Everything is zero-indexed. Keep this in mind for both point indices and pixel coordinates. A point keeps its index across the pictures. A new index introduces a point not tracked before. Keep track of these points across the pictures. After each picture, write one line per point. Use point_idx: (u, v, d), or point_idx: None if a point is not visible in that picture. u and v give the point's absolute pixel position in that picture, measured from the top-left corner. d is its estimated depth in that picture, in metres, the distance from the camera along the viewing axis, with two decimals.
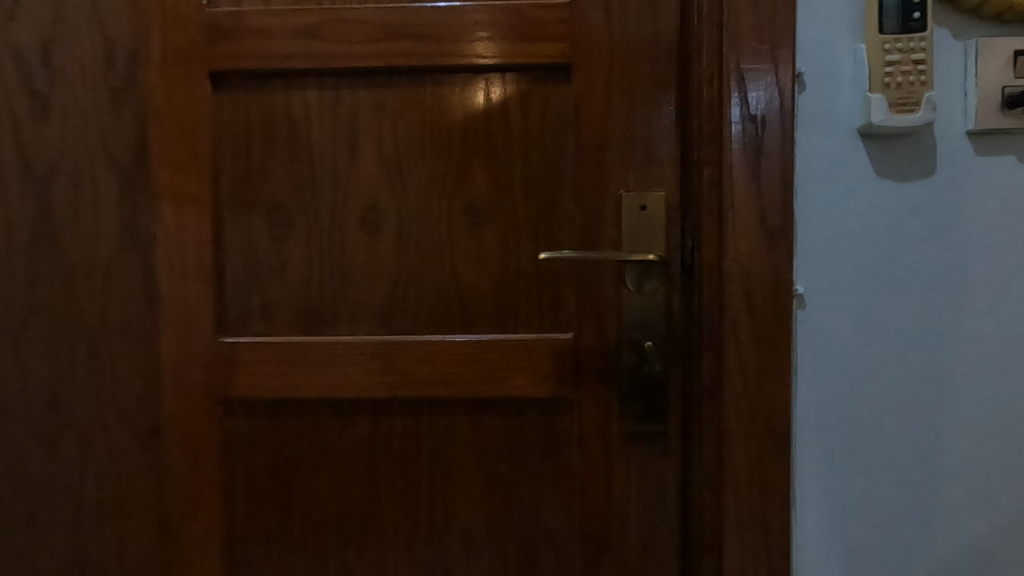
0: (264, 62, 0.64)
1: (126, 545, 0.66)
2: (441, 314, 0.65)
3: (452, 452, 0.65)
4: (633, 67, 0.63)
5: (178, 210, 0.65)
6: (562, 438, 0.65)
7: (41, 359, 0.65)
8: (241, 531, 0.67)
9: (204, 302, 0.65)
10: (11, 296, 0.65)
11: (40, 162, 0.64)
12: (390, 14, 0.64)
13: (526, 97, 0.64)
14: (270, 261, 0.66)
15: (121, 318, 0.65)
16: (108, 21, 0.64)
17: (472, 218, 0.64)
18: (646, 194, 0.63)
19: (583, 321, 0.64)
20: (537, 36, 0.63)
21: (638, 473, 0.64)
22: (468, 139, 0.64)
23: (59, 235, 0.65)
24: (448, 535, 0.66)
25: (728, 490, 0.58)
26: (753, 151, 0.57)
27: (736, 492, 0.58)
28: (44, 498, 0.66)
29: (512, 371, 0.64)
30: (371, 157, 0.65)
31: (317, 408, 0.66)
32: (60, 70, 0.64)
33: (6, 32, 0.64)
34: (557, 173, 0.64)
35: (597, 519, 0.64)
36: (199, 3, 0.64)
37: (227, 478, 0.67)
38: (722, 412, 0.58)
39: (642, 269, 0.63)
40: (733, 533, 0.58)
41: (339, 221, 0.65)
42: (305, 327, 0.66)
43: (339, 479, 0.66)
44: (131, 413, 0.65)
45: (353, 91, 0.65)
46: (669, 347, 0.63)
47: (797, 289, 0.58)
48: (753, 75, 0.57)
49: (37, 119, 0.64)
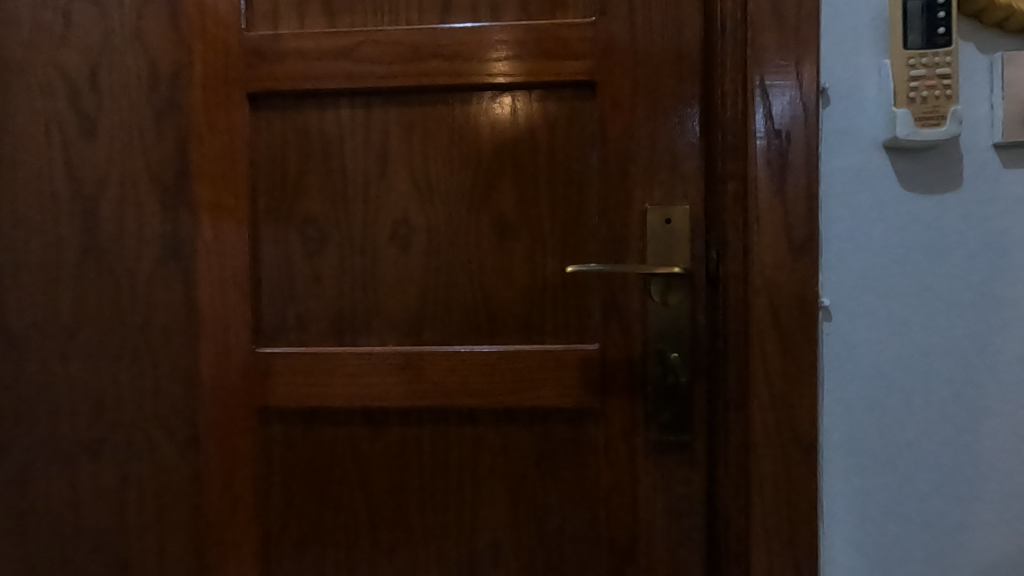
0: (299, 82, 0.67)
1: (166, 548, 0.68)
2: (469, 326, 0.66)
3: (480, 462, 0.67)
4: (657, 83, 0.64)
5: (217, 225, 0.67)
6: (588, 447, 0.66)
7: (87, 368, 0.68)
8: (276, 534, 0.69)
9: (242, 314, 0.68)
10: (59, 308, 0.68)
11: (88, 180, 0.68)
12: (420, 36, 0.66)
13: (551, 114, 0.66)
14: (304, 274, 0.68)
15: (163, 330, 0.68)
16: (152, 45, 0.67)
17: (499, 232, 0.66)
18: (670, 207, 0.64)
19: (609, 333, 0.65)
20: (562, 54, 0.65)
21: (664, 483, 0.65)
22: (495, 155, 0.66)
23: (106, 250, 0.68)
24: (476, 543, 0.67)
25: (755, 501, 0.59)
26: (778, 165, 0.58)
27: (763, 503, 0.59)
28: (89, 502, 0.68)
29: (540, 381, 0.65)
30: (402, 173, 0.67)
31: (348, 417, 0.68)
32: (107, 92, 0.67)
33: (57, 57, 0.67)
34: (582, 188, 0.65)
35: (624, 529, 0.65)
36: (239, 28, 0.67)
37: (264, 483, 0.69)
38: (748, 424, 0.59)
39: (667, 281, 0.64)
40: (761, 544, 0.59)
41: (370, 235, 0.67)
42: (337, 338, 0.68)
43: (370, 485, 0.68)
44: (172, 421, 0.68)
45: (384, 110, 0.67)
46: (694, 359, 0.64)
47: (823, 301, 0.58)
48: (778, 90, 0.57)
49: (86, 139, 0.67)
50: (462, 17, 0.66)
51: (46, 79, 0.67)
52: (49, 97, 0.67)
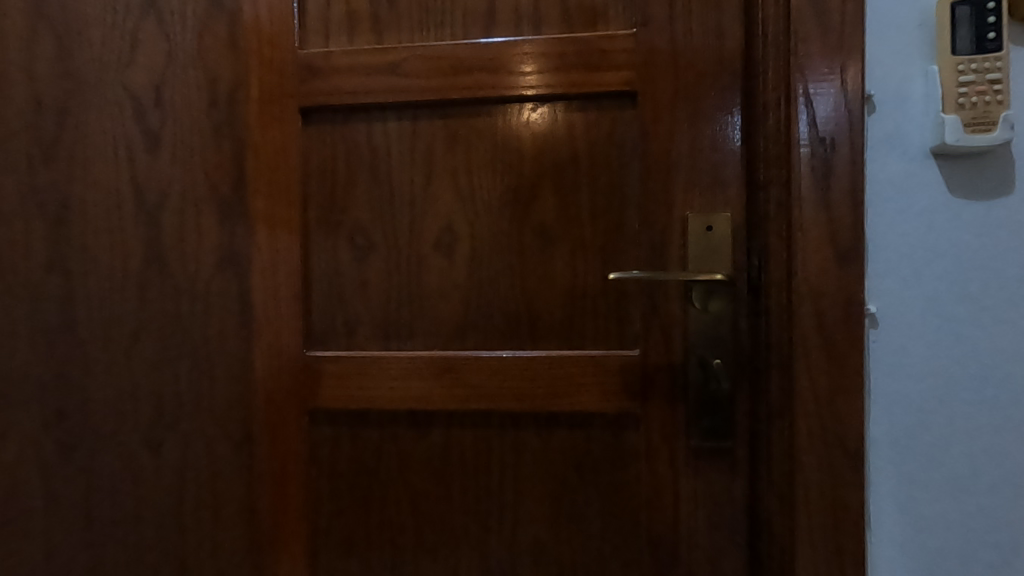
0: (349, 97, 0.70)
1: (221, 542, 0.71)
2: (511, 331, 0.68)
3: (522, 465, 0.68)
4: (697, 92, 0.65)
5: (273, 237, 0.71)
6: (629, 452, 0.66)
7: (149, 370, 0.71)
8: (324, 531, 0.71)
9: (294, 319, 0.71)
10: (123, 313, 0.71)
11: (152, 191, 0.71)
12: (464, 50, 0.68)
13: (592, 123, 0.67)
14: (353, 280, 0.71)
15: (219, 334, 0.71)
16: (212, 66, 0.71)
17: (541, 240, 0.68)
18: (711, 215, 0.64)
19: (649, 339, 0.65)
20: (603, 65, 0.66)
21: (704, 490, 0.65)
22: (537, 164, 0.68)
23: (167, 259, 0.71)
24: (518, 546, 0.68)
25: (800, 508, 0.59)
26: (823, 173, 0.58)
27: (809, 510, 0.58)
28: (150, 498, 0.71)
29: (582, 386, 0.66)
30: (446, 182, 0.69)
31: (394, 419, 0.70)
32: (170, 109, 0.71)
33: (124, 76, 0.71)
34: (623, 196, 0.66)
35: (665, 535, 0.66)
36: (293, 46, 0.71)
37: (312, 482, 0.71)
38: (792, 431, 0.59)
39: (708, 288, 0.64)
40: (806, 553, 0.58)
41: (416, 243, 0.69)
42: (383, 342, 0.70)
43: (414, 486, 0.70)
44: (226, 420, 0.71)
45: (429, 122, 0.69)
46: (737, 365, 0.64)
47: (869, 309, 0.58)
48: (822, 97, 0.58)
49: (150, 154, 0.71)
50: (505, 31, 0.68)
51: (114, 98, 0.71)
52: (117, 115, 0.71)
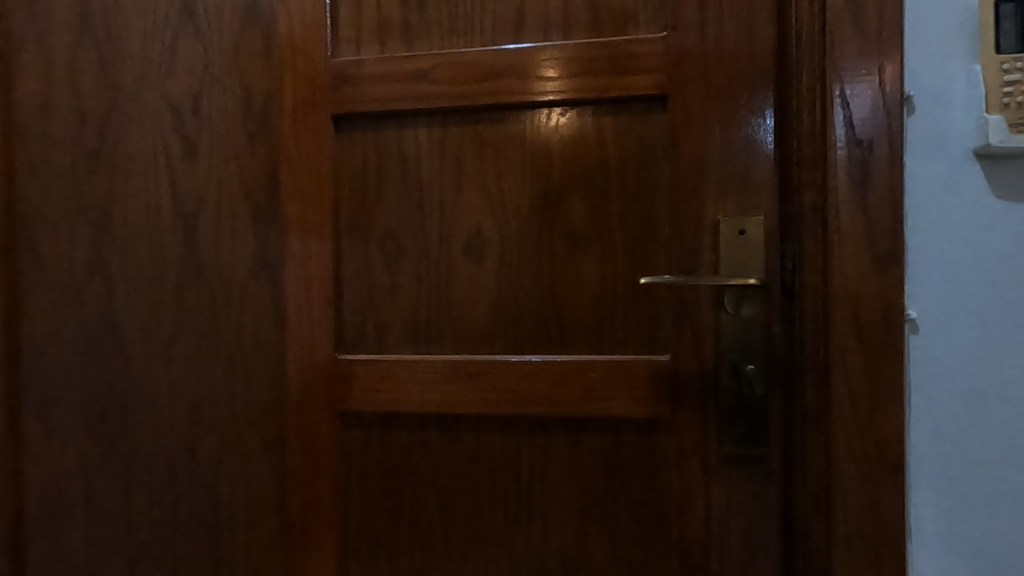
0: (381, 103, 0.71)
1: (254, 541, 0.73)
2: (540, 335, 0.68)
3: (550, 470, 0.68)
4: (729, 94, 0.64)
5: (304, 240, 0.72)
6: (660, 457, 0.66)
7: (186, 371, 0.73)
8: (355, 533, 0.72)
9: (326, 323, 0.72)
10: (162, 317, 0.73)
11: (189, 198, 0.73)
12: (494, 56, 0.68)
13: (621, 127, 0.67)
14: (383, 284, 0.71)
15: (253, 337, 0.73)
16: (248, 75, 0.73)
17: (570, 245, 0.68)
18: (744, 218, 0.64)
19: (680, 344, 0.65)
20: (633, 69, 0.66)
21: (736, 497, 0.64)
22: (566, 168, 0.68)
23: (204, 264, 0.73)
24: (546, 551, 0.68)
25: (838, 517, 0.57)
26: (860, 175, 0.57)
27: (846, 519, 0.57)
28: (187, 497, 0.73)
29: (611, 391, 0.66)
30: (476, 187, 0.70)
31: (424, 423, 0.70)
32: (207, 118, 0.73)
33: (164, 86, 0.73)
34: (653, 200, 0.66)
35: (696, 542, 0.65)
36: (325, 54, 0.72)
37: (343, 484, 0.72)
38: (829, 439, 0.58)
39: (741, 292, 0.63)
40: (844, 563, 0.57)
41: (446, 247, 0.70)
42: (413, 346, 0.71)
43: (443, 489, 0.70)
44: (259, 422, 0.72)
45: (459, 127, 0.70)
46: (771, 372, 0.63)
47: (910, 314, 0.57)
48: (858, 98, 0.57)
49: (187, 161, 0.73)
50: (535, 37, 0.68)
51: (153, 108, 0.73)
52: (157, 124, 0.73)
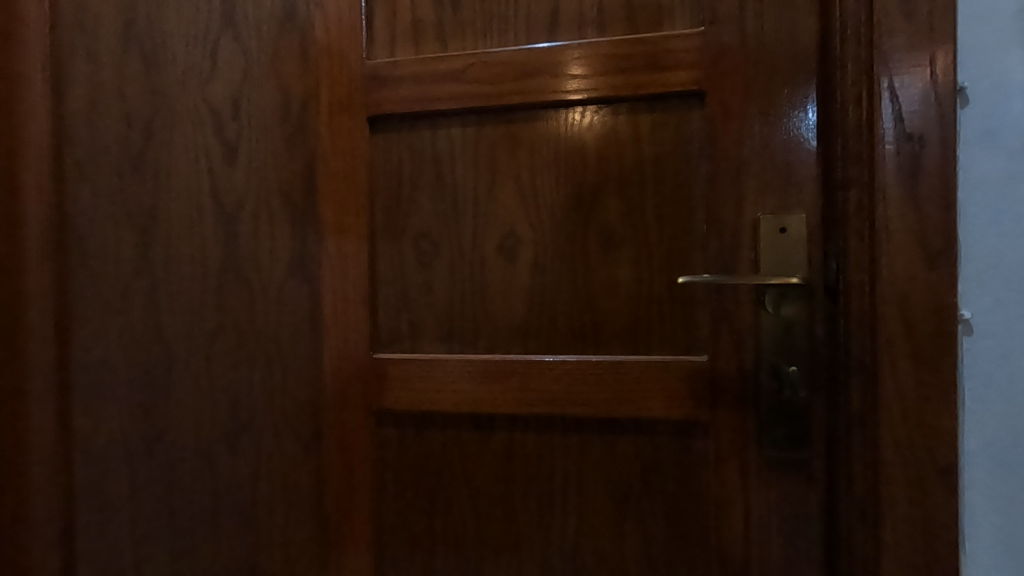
0: (415, 104, 0.71)
1: (290, 538, 0.74)
2: (575, 336, 0.68)
3: (585, 471, 0.67)
4: (769, 89, 0.63)
5: (341, 242, 0.73)
6: (697, 460, 0.65)
7: (227, 370, 0.75)
8: (389, 532, 0.73)
9: (362, 323, 0.73)
10: (203, 317, 0.75)
11: (229, 200, 0.75)
12: (528, 55, 0.68)
13: (657, 125, 0.66)
14: (417, 284, 0.72)
15: (292, 335, 0.74)
16: (286, 79, 0.74)
17: (604, 244, 0.67)
18: (785, 216, 0.62)
19: (719, 345, 0.64)
20: (669, 65, 0.65)
21: (778, 502, 0.63)
22: (601, 167, 0.67)
23: (243, 264, 0.74)
24: (581, 552, 0.68)
25: (886, 522, 0.56)
26: (910, 171, 0.55)
27: (895, 524, 0.56)
28: (226, 493, 0.75)
29: (647, 392, 0.65)
30: (509, 186, 0.69)
31: (458, 422, 0.71)
32: (246, 121, 0.74)
33: (205, 90, 0.75)
34: (690, 199, 0.65)
35: (735, 546, 0.64)
36: (360, 57, 0.73)
37: (377, 482, 0.73)
38: (877, 443, 0.56)
39: (781, 292, 0.62)
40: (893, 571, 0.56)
41: (479, 247, 0.70)
42: (447, 346, 0.71)
43: (477, 488, 0.70)
44: (297, 419, 0.74)
45: (493, 127, 0.70)
46: (812, 373, 0.61)
47: (963, 314, 0.55)
48: (906, 91, 0.55)
49: (227, 164, 0.75)
50: (569, 35, 0.68)
51: (196, 113, 0.75)
52: (198, 128, 0.75)
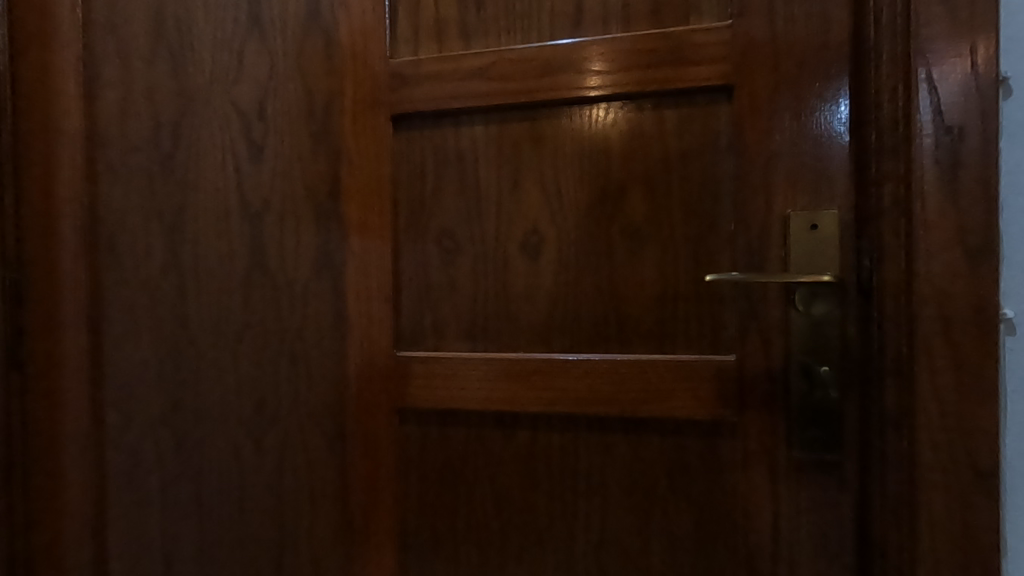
0: (438, 102, 0.71)
1: (315, 535, 0.75)
2: (599, 334, 0.67)
3: (609, 472, 0.67)
4: (799, 82, 0.61)
5: (365, 242, 0.73)
6: (724, 461, 0.64)
7: (253, 367, 0.76)
8: (414, 530, 0.73)
9: (385, 321, 0.73)
10: (230, 314, 0.76)
11: (255, 198, 0.75)
12: (551, 52, 0.68)
13: (683, 120, 0.65)
14: (440, 282, 0.72)
15: (315, 333, 0.74)
16: (310, 77, 0.74)
17: (629, 242, 0.66)
18: (816, 212, 0.61)
19: (746, 344, 0.62)
20: (695, 59, 0.63)
21: (808, 505, 0.61)
22: (626, 164, 0.66)
23: (268, 262, 0.75)
24: (605, 553, 0.67)
25: (922, 526, 0.54)
26: (949, 164, 0.53)
27: (932, 528, 0.54)
28: (253, 488, 0.76)
29: (673, 391, 0.64)
30: (533, 183, 0.69)
31: (481, 420, 0.70)
32: (272, 122, 0.75)
33: (232, 91, 0.76)
34: (717, 195, 0.64)
35: (763, 551, 0.62)
36: (384, 55, 0.73)
37: (401, 480, 0.73)
38: (913, 446, 0.54)
39: (813, 290, 0.60)
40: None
41: (502, 245, 0.70)
42: (470, 344, 0.71)
43: (500, 487, 0.70)
44: (321, 417, 0.74)
45: (516, 124, 0.70)
46: (846, 374, 0.60)
47: (1005, 313, 0.53)
48: (945, 82, 0.53)
49: (253, 163, 0.75)
50: (593, 30, 0.67)
51: (223, 113, 0.76)
52: (225, 128, 0.76)
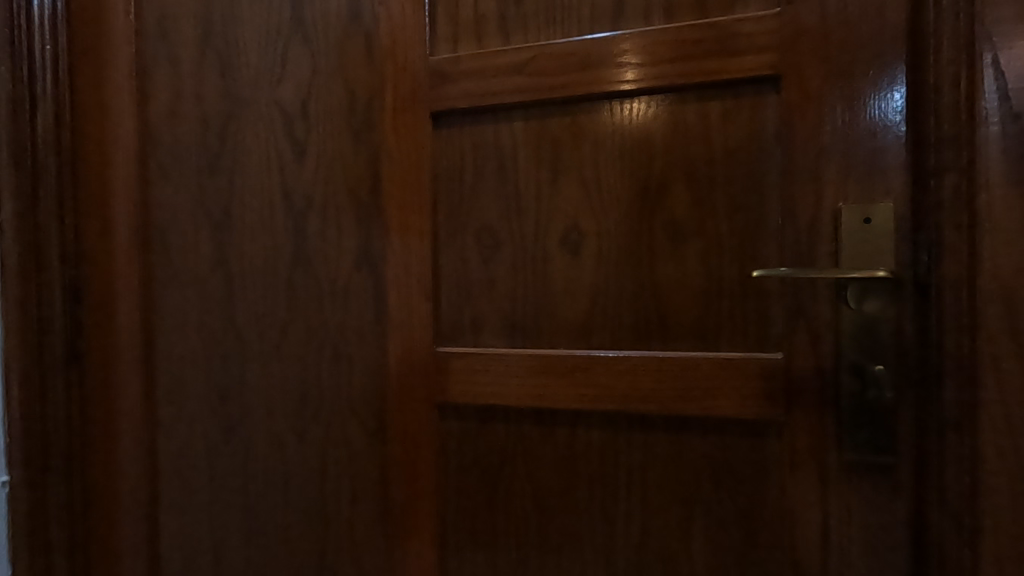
0: (477, 99, 0.71)
1: (356, 527, 0.76)
2: (640, 331, 0.66)
3: (650, 470, 0.66)
4: (853, 71, 0.59)
5: (405, 240, 0.73)
6: (771, 462, 0.62)
7: (297, 362, 0.77)
8: (452, 525, 0.73)
9: (425, 317, 0.73)
10: (274, 310, 0.78)
11: (299, 197, 0.77)
12: (592, 46, 0.67)
13: (728, 113, 0.63)
14: (480, 278, 0.72)
15: (357, 329, 0.75)
16: (352, 77, 0.75)
17: (672, 237, 0.65)
18: (870, 205, 0.58)
19: (795, 342, 0.61)
20: (741, 49, 0.62)
21: (861, 509, 0.59)
22: (668, 158, 0.65)
23: (311, 260, 0.77)
24: (646, 553, 0.66)
25: (986, 523, 0.54)
26: (1017, 153, 0.53)
27: (996, 525, 0.54)
28: (297, 479, 0.78)
29: (716, 390, 0.62)
30: (573, 178, 0.68)
31: (521, 417, 0.70)
32: (314, 121, 0.76)
33: (276, 92, 0.77)
34: (763, 189, 0.62)
35: (811, 555, 0.61)
36: (424, 53, 0.73)
37: (440, 475, 0.73)
38: (977, 443, 0.54)
39: (866, 285, 0.58)
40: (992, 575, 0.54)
41: (542, 242, 0.70)
42: (509, 340, 0.71)
43: (540, 484, 0.70)
44: (362, 410, 0.75)
45: (555, 119, 0.69)
46: (901, 373, 0.57)
47: None
48: (1013, 68, 0.53)
49: (297, 163, 0.77)
50: (635, 23, 0.66)
51: (267, 114, 0.78)
52: (270, 129, 0.78)
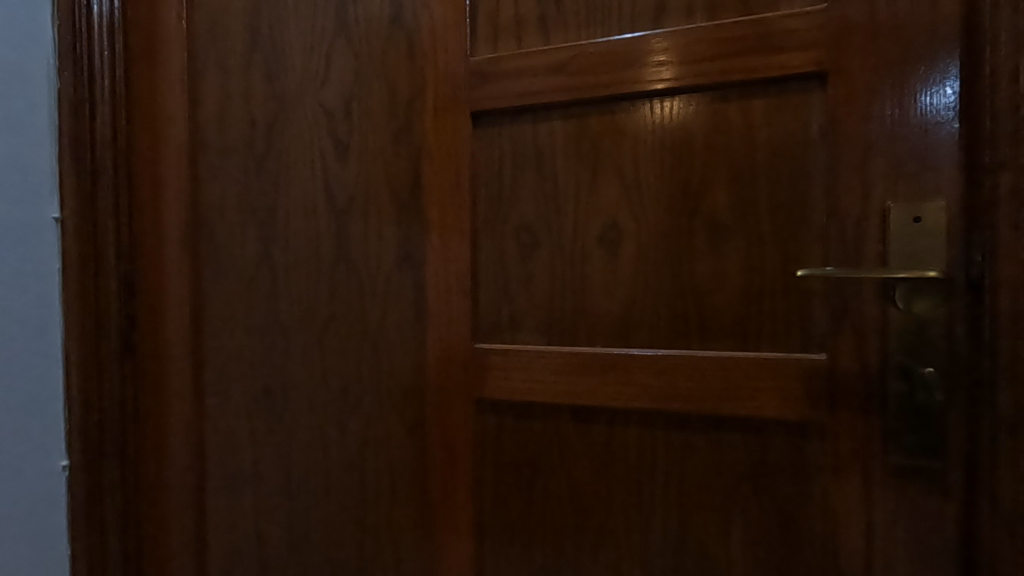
0: (517, 99, 0.72)
1: (395, 518, 0.78)
2: (679, 330, 0.66)
3: (688, 469, 0.66)
4: (903, 67, 0.58)
5: (445, 238, 0.75)
6: (813, 464, 0.61)
7: (338, 357, 0.79)
8: (488, 519, 0.74)
9: (463, 314, 0.74)
10: (317, 306, 0.80)
11: (341, 195, 0.79)
12: (633, 44, 0.67)
13: (772, 110, 0.62)
14: (518, 276, 0.73)
15: (397, 324, 0.77)
16: (394, 78, 0.77)
17: (712, 236, 0.65)
18: (921, 204, 0.57)
19: (839, 342, 0.60)
20: (787, 46, 0.61)
21: (906, 513, 0.58)
22: (709, 156, 0.65)
23: (353, 257, 0.79)
24: (683, 552, 0.66)
25: None
26: None
27: None
28: (338, 470, 0.80)
29: (757, 390, 0.62)
30: (612, 177, 0.69)
31: (558, 413, 0.71)
32: (357, 122, 0.78)
33: (321, 94, 0.80)
34: (807, 188, 0.61)
35: (854, 559, 0.60)
36: (465, 54, 0.74)
37: (477, 469, 0.75)
38: None
39: (915, 285, 0.57)
40: None
41: (581, 240, 0.70)
42: (547, 338, 0.71)
43: (576, 480, 0.70)
44: (401, 404, 0.77)
45: (594, 118, 0.69)
46: (952, 376, 0.56)
47: None
48: None
49: (340, 162, 0.79)
50: (677, 21, 0.66)
51: (312, 115, 0.80)
52: (314, 129, 0.80)
